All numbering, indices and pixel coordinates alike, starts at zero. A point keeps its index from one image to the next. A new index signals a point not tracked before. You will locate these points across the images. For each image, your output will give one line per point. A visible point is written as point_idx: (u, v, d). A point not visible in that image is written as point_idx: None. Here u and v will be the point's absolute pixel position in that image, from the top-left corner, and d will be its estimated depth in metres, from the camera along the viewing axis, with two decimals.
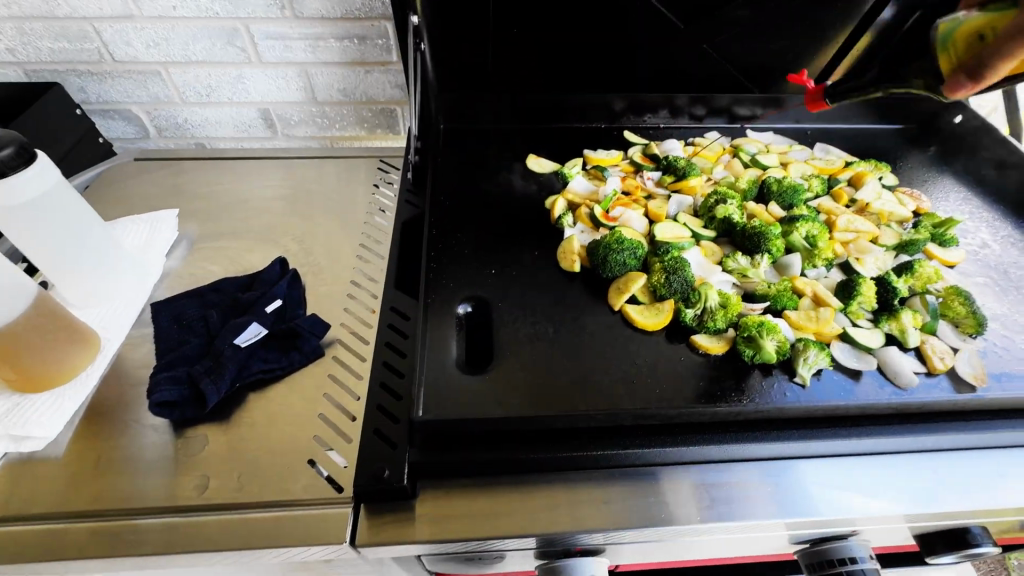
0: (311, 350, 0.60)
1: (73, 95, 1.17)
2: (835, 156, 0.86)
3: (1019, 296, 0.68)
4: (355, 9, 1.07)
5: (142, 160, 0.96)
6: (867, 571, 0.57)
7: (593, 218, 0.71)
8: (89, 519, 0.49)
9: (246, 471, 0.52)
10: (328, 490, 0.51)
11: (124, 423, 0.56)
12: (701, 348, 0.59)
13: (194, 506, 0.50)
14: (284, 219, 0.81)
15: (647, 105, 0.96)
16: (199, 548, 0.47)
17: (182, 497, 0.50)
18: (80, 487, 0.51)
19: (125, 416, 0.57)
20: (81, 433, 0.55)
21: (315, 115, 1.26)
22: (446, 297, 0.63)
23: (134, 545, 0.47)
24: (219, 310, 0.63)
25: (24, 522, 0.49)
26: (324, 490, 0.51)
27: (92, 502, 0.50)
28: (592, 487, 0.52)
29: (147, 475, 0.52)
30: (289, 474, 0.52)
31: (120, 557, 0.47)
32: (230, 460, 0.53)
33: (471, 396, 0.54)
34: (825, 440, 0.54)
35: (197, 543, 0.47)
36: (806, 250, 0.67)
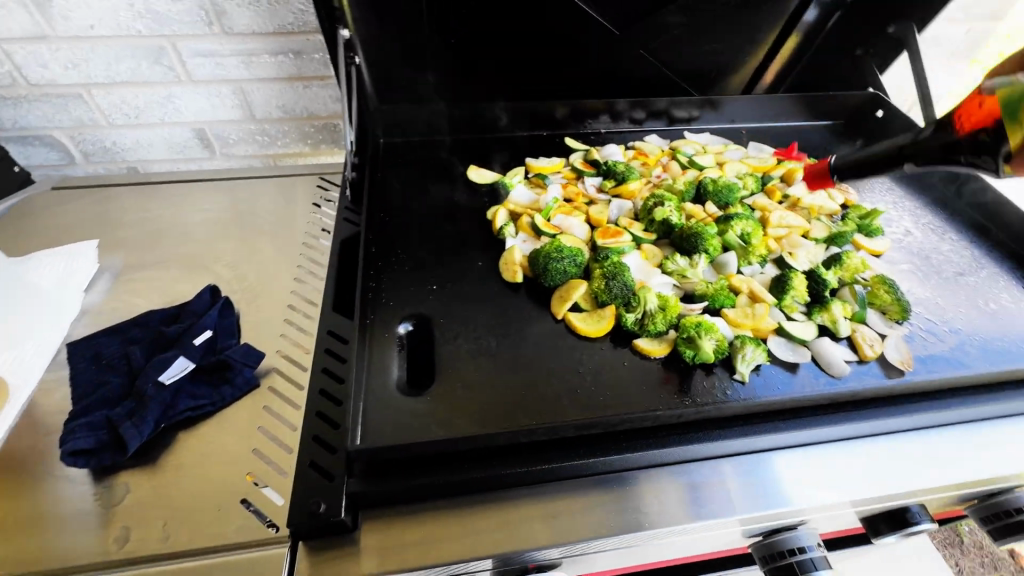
0: (243, 382, 0.58)
1: None
2: (768, 154, 0.89)
3: (940, 281, 0.71)
4: (287, 24, 1.04)
5: (62, 188, 0.90)
6: (815, 559, 0.59)
7: (535, 227, 0.71)
8: None
9: (173, 517, 0.49)
10: (262, 530, 0.48)
11: (36, 476, 0.52)
12: (643, 352, 0.59)
13: (114, 561, 0.46)
14: (217, 244, 0.77)
15: (588, 111, 0.97)
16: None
17: (100, 553, 0.47)
18: None
19: (37, 468, 0.52)
20: None
21: (255, 133, 1.22)
22: (386, 317, 0.61)
23: None
24: (142, 346, 0.59)
25: None
26: (258, 531, 0.48)
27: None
28: (540, 502, 0.51)
29: (62, 532, 0.48)
30: (221, 517, 0.49)
31: None
32: (156, 507, 0.50)
33: (412, 419, 0.52)
34: (767, 435, 0.55)
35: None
36: (741, 248, 0.68)
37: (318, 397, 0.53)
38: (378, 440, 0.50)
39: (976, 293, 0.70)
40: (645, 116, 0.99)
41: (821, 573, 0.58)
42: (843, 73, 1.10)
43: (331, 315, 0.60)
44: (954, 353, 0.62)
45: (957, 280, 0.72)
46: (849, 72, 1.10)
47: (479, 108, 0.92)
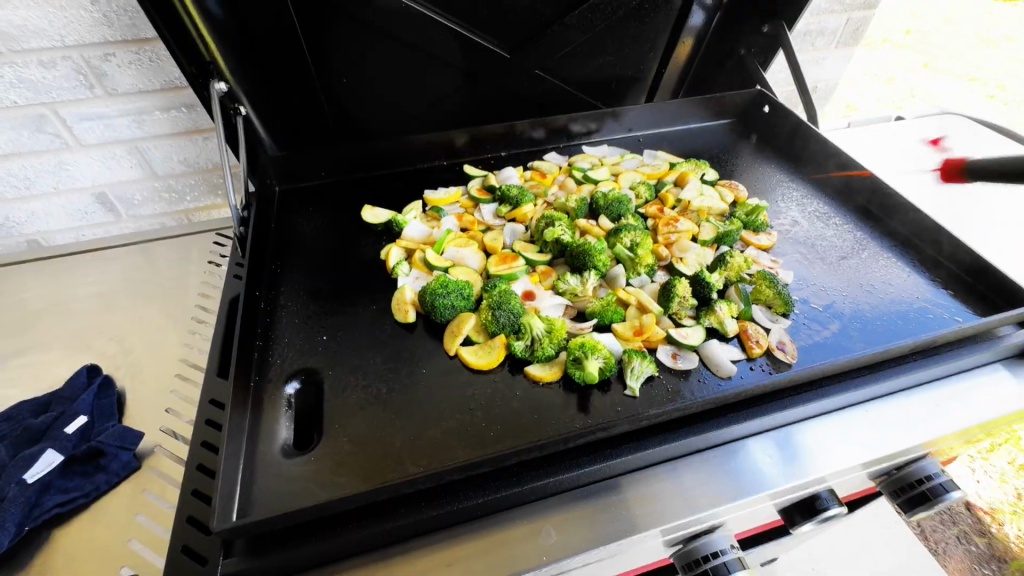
0: (120, 466, 0.55)
1: None
2: (661, 159, 0.91)
3: (825, 266, 0.74)
4: (174, 79, 1.02)
5: None
6: (730, 562, 0.58)
7: (427, 262, 0.70)
8: None
9: None
10: None
11: None
12: (535, 378, 0.59)
13: None
14: (103, 316, 0.74)
15: (487, 136, 0.98)
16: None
17: None
18: None
19: None
20: None
21: (160, 191, 1.18)
22: (273, 377, 0.60)
23: None
24: (8, 442, 0.56)
25: None
26: None
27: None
28: (433, 553, 0.49)
29: None
30: None
31: None
32: None
33: (295, 483, 0.50)
34: (660, 446, 0.55)
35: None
36: (630, 259, 0.69)
37: (194, 473, 0.50)
38: (259, 511, 0.48)
39: (859, 274, 0.73)
40: (545, 135, 1.00)
41: None
42: (733, 72, 1.15)
43: (212, 383, 0.58)
44: (837, 337, 0.64)
45: (840, 263, 0.75)
46: (737, 71, 1.14)
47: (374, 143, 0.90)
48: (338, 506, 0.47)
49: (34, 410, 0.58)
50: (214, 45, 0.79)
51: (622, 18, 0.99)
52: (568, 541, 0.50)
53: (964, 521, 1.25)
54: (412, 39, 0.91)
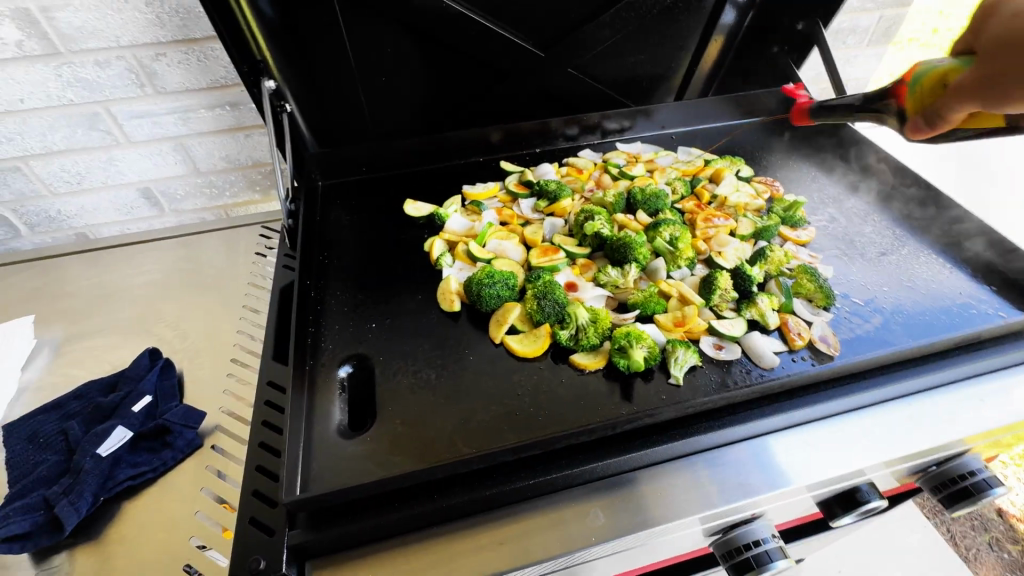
0: (185, 443, 0.57)
1: None
2: (696, 156, 0.92)
3: (864, 262, 0.74)
4: (219, 78, 1.06)
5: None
6: (771, 551, 0.59)
7: (470, 254, 0.72)
8: None
9: None
10: None
11: None
12: (580, 366, 0.60)
13: None
14: (159, 303, 0.77)
15: (522, 133, 1.00)
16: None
17: None
18: None
19: None
20: None
21: (201, 186, 1.22)
22: (327, 362, 0.62)
23: None
24: (80, 419, 0.59)
25: None
26: None
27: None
28: (485, 532, 0.51)
29: None
30: None
31: None
32: None
33: (353, 461, 0.52)
34: (705, 434, 0.56)
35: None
36: (669, 252, 0.70)
37: (258, 450, 0.53)
38: (320, 486, 0.50)
39: (899, 270, 0.73)
40: (578, 132, 1.02)
41: (777, 565, 0.58)
42: (765, 70, 1.15)
43: (269, 366, 0.60)
44: (879, 331, 0.64)
45: (881, 259, 0.75)
46: (770, 68, 1.14)
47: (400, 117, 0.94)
48: (395, 483, 0.49)
49: (103, 389, 0.62)
50: (264, 44, 0.83)
51: (657, 17, 1.00)
52: (615, 523, 0.52)
53: (997, 528, 1.24)
54: (451, 37, 0.93)
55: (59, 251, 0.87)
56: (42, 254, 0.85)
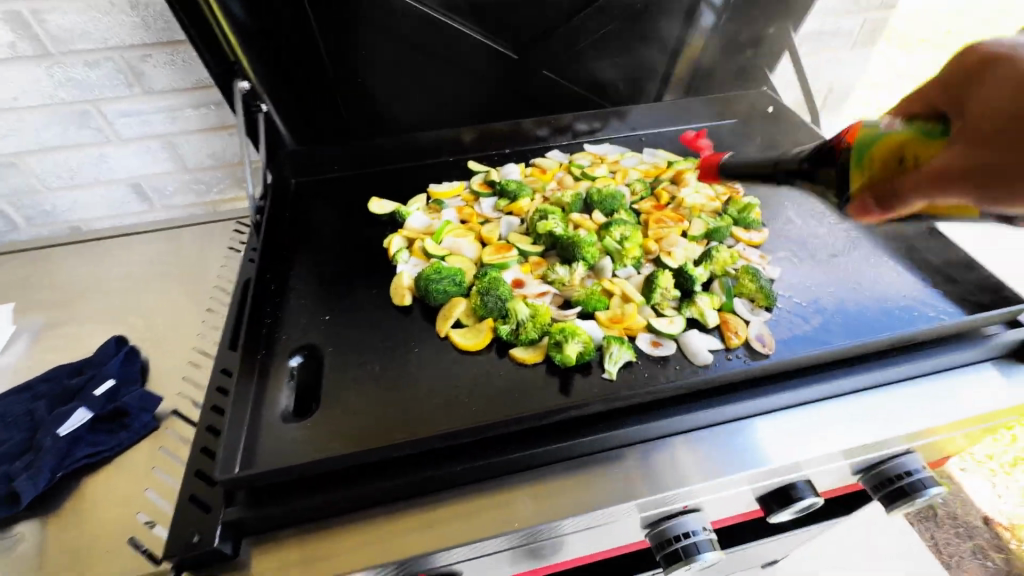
0: (141, 425, 0.61)
1: None
2: (661, 157, 0.94)
3: (814, 264, 0.75)
4: (205, 78, 1.10)
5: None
6: (700, 542, 0.61)
7: (425, 251, 0.74)
8: None
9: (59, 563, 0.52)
10: (145, 564, 0.52)
11: None
12: (517, 360, 0.62)
13: None
14: (132, 294, 0.81)
15: (492, 135, 1.02)
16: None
17: None
18: None
19: None
20: None
21: (190, 183, 1.26)
22: (279, 351, 0.65)
23: None
24: (46, 400, 0.63)
25: None
26: (142, 565, 0.52)
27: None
28: (415, 514, 0.54)
29: None
30: (108, 556, 0.52)
31: None
32: (48, 555, 0.53)
33: (292, 445, 0.55)
34: (634, 427, 0.58)
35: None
36: (617, 251, 0.72)
37: (204, 433, 0.56)
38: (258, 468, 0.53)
39: (847, 273, 0.74)
40: (548, 134, 1.04)
41: (705, 556, 0.60)
42: (740, 74, 1.16)
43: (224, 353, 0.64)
44: (818, 332, 0.65)
45: (831, 261, 0.76)
46: (745, 72, 1.15)
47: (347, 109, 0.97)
48: (327, 466, 0.52)
49: (70, 373, 0.65)
50: (238, 47, 0.86)
51: (627, 20, 1.01)
52: (541, 511, 0.54)
53: (982, 537, 1.24)
54: (423, 39, 0.95)
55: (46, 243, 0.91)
56: (29, 246, 0.90)
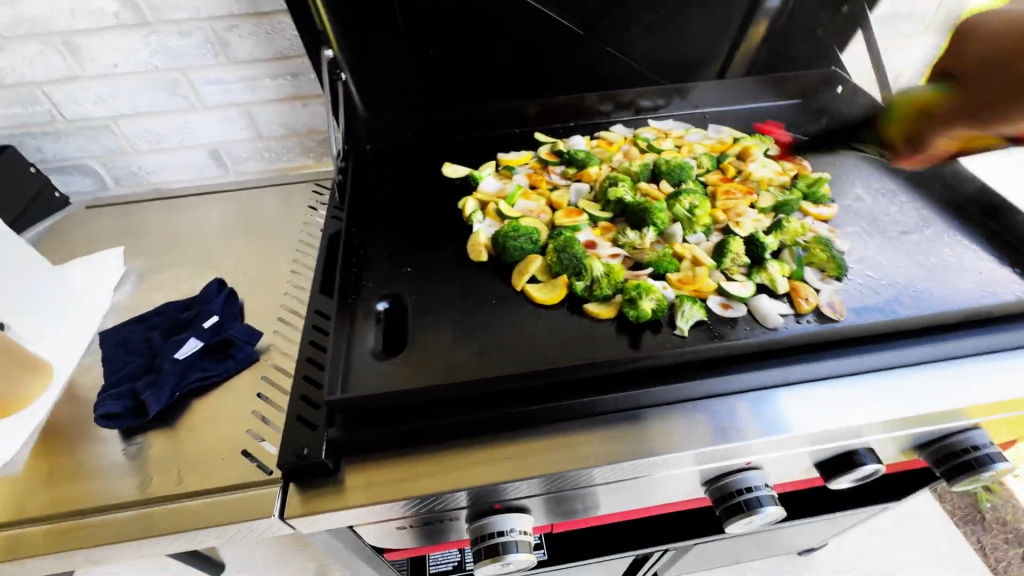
0: (244, 356, 0.67)
1: (30, 155, 1.25)
2: (726, 133, 0.94)
3: (884, 239, 0.75)
4: (284, 49, 1.15)
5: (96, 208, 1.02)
6: (762, 497, 0.63)
7: (499, 212, 0.78)
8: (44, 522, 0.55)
9: (184, 466, 0.58)
10: (259, 473, 0.57)
11: (80, 437, 0.62)
12: (592, 315, 0.65)
13: (137, 501, 0.55)
14: (224, 244, 0.87)
15: (557, 108, 1.05)
16: (131, 542, 0.52)
17: (127, 493, 0.56)
18: (37, 494, 0.57)
19: (82, 431, 0.63)
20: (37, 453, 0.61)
21: (262, 150, 1.34)
22: (366, 297, 0.70)
23: (88, 538, 0.53)
24: (160, 330, 0.69)
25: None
26: (256, 474, 0.57)
27: (18, 515, 0.55)
28: (496, 448, 0.59)
29: (100, 479, 0.57)
30: (226, 464, 0.58)
31: (76, 550, 0.52)
32: (173, 459, 0.59)
33: (384, 377, 0.60)
34: (700, 382, 0.61)
35: (126, 535, 0.53)
36: (687, 218, 0.74)
37: (305, 363, 0.62)
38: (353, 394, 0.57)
39: (919, 249, 0.74)
40: (612, 109, 1.06)
41: (768, 510, 0.62)
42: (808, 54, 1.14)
43: (318, 298, 0.70)
44: (889, 303, 0.66)
45: (902, 238, 0.75)
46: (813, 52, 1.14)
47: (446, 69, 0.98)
48: (417, 396, 0.56)
49: (179, 308, 0.72)
50: (324, 15, 0.91)
51: None
52: (611, 450, 0.58)
53: None
54: (495, 12, 0.98)
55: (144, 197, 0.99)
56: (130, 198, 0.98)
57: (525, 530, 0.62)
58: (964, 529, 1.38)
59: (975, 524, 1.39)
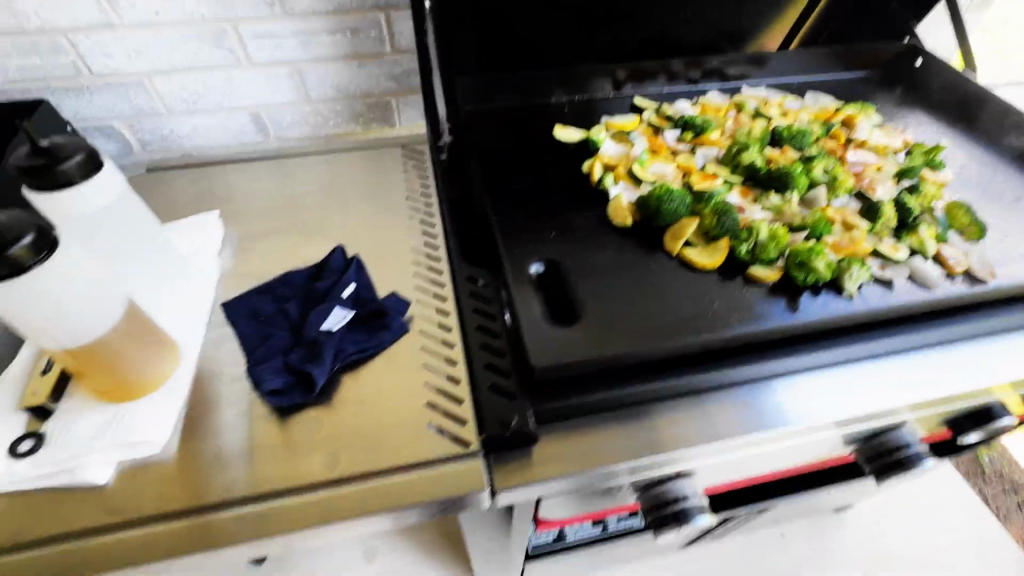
0: (396, 326, 0.62)
1: None
2: (826, 101, 0.94)
3: (999, 207, 0.78)
4: (347, 2, 1.07)
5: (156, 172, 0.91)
6: (918, 453, 0.67)
7: (633, 175, 0.76)
8: (180, 518, 0.50)
9: (335, 449, 0.53)
10: (454, 447, 0.54)
11: (199, 419, 0.56)
12: (760, 279, 0.64)
13: (283, 490, 0.51)
14: (323, 210, 0.81)
15: (646, 72, 1.02)
16: (245, 543, 0.50)
17: (270, 483, 0.51)
18: (161, 487, 0.51)
19: (198, 413, 0.56)
20: (185, 435, 0.55)
21: (309, 115, 1.24)
22: (520, 261, 0.65)
23: (234, 534, 0.50)
24: (295, 301, 0.64)
25: (109, 533, 0.49)
26: (450, 448, 0.54)
27: (119, 517, 0.49)
28: (679, 414, 0.60)
29: (234, 468, 0.52)
30: (412, 438, 0.55)
31: (224, 545, 0.49)
32: (315, 442, 0.54)
33: (573, 342, 0.57)
34: (861, 344, 0.63)
35: (260, 530, 0.50)
36: (829, 183, 0.75)
37: (477, 332, 0.60)
38: (554, 359, 0.55)
39: None
40: (701, 75, 1.04)
41: (925, 464, 0.67)
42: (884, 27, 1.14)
43: (466, 265, 0.67)
44: None
45: (1016, 205, 0.79)
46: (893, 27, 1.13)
47: (526, 36, 0.90)
48: (608, 363, 0.57)
49: (309, 277, 0.66)
50: None
51: None
52: (785, 412, 0.60)
53: None
54: None
55: (212, 160, 0.90)
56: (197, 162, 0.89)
57: (700, 494, 0.63)
58: (970, 482, 1.50)
59: (979, 477, 1.51)
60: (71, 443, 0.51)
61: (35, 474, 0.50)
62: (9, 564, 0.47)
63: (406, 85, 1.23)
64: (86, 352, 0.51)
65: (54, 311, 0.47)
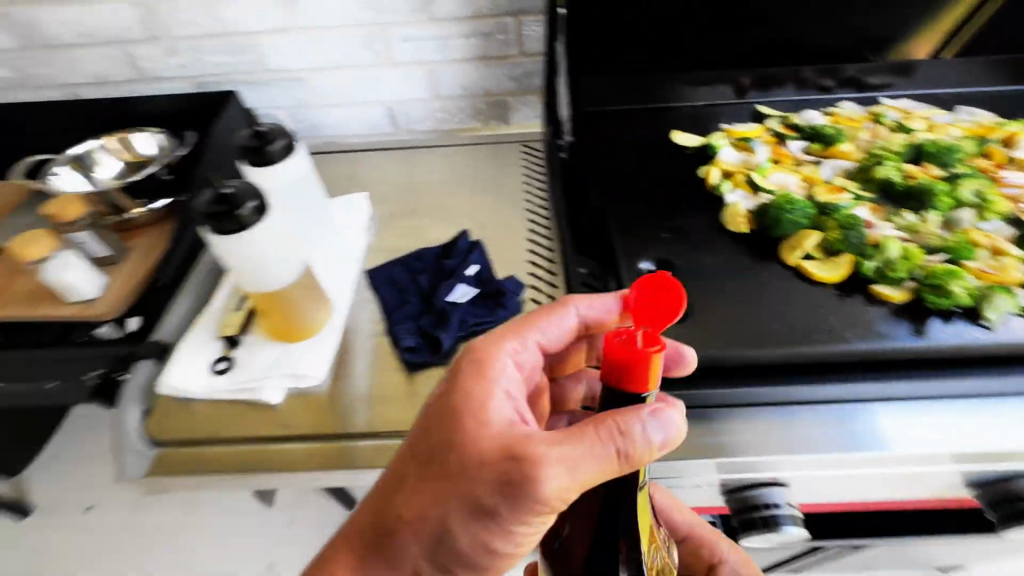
0: (512, 305, 0.69)
1: None
2: (982, 117, 0.86)
3: None
4: (483, 8, 1.17)
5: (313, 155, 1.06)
6: None
7: (753, 183, 0.76)
8: (321, 440, 0.61)
9: None
10: None
11: (339, 364, 0.67)
12: (882, 297, 0.62)
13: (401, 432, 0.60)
14: (450, 197, 0.90)
15: (773, 80, 1.00)
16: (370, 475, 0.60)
17: (389, 424, 0.61)
18: (308, 414, 0.62)
19: (339, 359, 0.67)
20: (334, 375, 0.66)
21: (436, 110, 1.35)
22: (632, 256, 0.69)
23: (356, 459, 0.60)
24: (427, 274, 0.73)
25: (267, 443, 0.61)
26: None
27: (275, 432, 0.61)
28: (781, 421, 0.60)
29: (360, 408, 0.62)
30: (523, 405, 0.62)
31: (346, 467, 0.59)
32: (431, 397, 0.63)
33: (677, 337, 0.60)
34: (1006, 378, 0.58)
35: (374, 462, 0.59)
36: (977, 204, 0.70)
37: None
38: None
39: None
40: (835, 84, 0.99)
41: None
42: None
43: (580, 257, 0.73)
44: None
45: None
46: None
47: (653, 42, 0.93)
48: (716, 360, 0.59)
49: (439, 255, 0.75)
50: None
51: None
52: (902, 436, 0.58)
53: None
54: None
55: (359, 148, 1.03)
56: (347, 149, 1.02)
57: (792, 504, 0.62)
58: None
59: None
60: (254, 368, 0.64)
61: (228, 388, 0.63)
62: (201, 454, 0.61)
63: (525, 86, 1.31)
64: (272, 296, 0.62)
65: (258, 260, 0.59)
